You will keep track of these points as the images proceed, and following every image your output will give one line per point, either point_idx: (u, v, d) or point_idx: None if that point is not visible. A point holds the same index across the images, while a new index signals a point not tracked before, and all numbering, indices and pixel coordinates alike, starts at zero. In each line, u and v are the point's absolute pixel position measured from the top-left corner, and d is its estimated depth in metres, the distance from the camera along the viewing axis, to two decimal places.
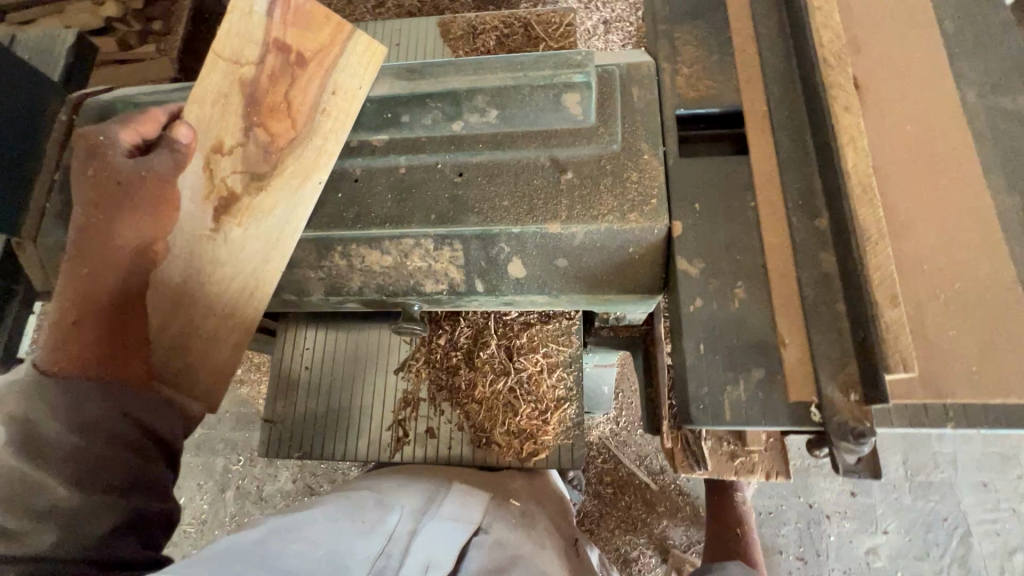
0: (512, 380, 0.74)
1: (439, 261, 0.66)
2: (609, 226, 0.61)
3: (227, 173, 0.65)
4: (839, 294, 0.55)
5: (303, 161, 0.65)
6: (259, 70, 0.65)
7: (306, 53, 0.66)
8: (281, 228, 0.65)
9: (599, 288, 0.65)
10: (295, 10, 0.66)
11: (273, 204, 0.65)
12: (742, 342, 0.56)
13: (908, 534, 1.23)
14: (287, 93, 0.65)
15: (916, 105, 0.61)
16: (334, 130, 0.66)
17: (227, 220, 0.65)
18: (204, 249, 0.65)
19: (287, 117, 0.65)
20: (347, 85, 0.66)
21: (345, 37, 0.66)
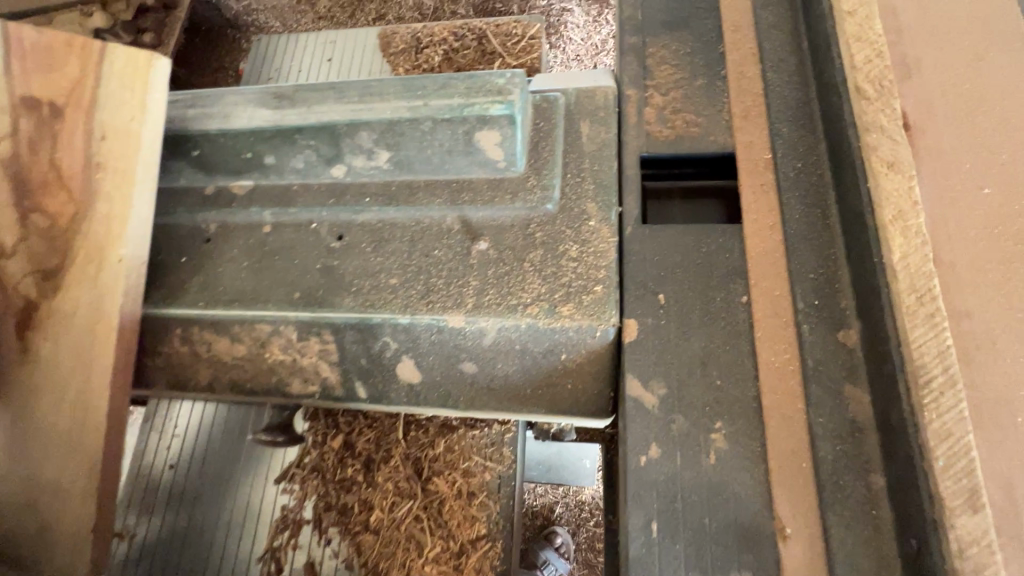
0: (418, 504, 0.56)
1: (306, 355, 0.48)
2: (531, 322, 0.42)
3: (16, 280, 0.47)
4: (875, 459, 0.34)
5: (96, 236, 0.47)
6: (13, 141, 0.47)
7: (58, 98, 0.47)
8: (88, 330, 0.47)
9: (523, 403, 0.45)
10: (23, 44, 0.48)
11: (76, 305, 0.47)
12: (719, 523, 0.36)
13: None
14: (52, 154, 0.47)
15: (998, 157, 0.40)
16: (120, 186, 0.48)
17: (30, 335, 0.47)
18: (12, 385, 0.47)
19: (60, 187, 0.47)
20: (117, 123, 0.48)
21: (98, 58, 0.48)
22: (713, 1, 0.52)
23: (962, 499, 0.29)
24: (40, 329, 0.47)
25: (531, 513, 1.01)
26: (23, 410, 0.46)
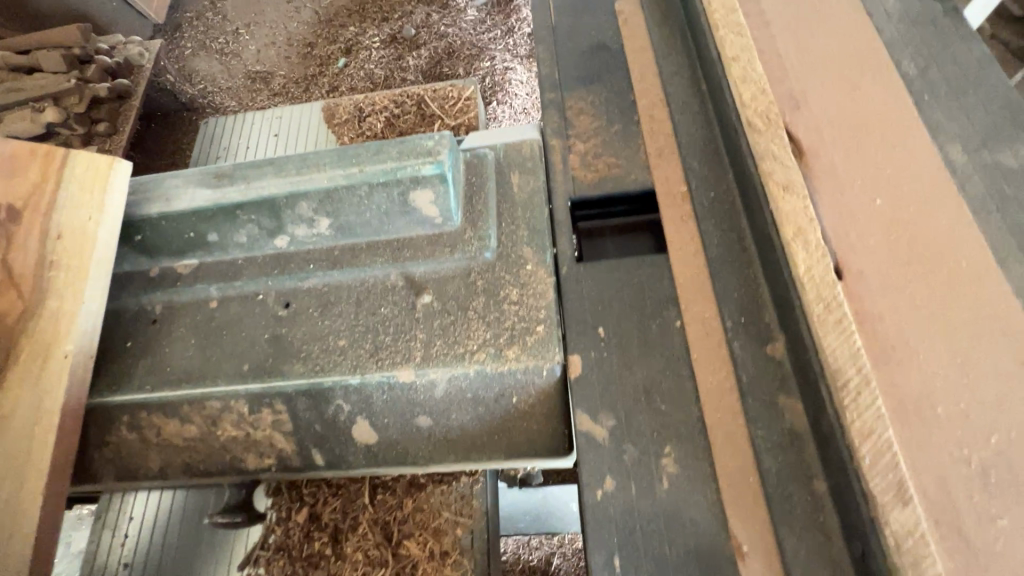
0: (390, 572, 0.54)
1: (259, 428, 0.47)
2: (479, 369, 0.43)
3: None
4: (815, 466, 0.36)
5: (41, 334, 0.47)
6: None
7: (16, 204, 0.49)
8: (31, 430, 0.45)
9: (481, 451, 0.46)
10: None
11: (14, 408, 0.45)
12: (679, 550, 0.36)
13: None
14: (3, 257, 0.48)
15: (884, 171, 0.44)
16: (72, 284, 0.48)
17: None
18: None
19: (9, 287, 0.47)
20: (70, 222, 0.48)
21: (59, 163, 0.50)
22: (622, 56, 0.57)
23: (891, 493, 0.30)
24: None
25: (529, 569, 0.96)
26: None
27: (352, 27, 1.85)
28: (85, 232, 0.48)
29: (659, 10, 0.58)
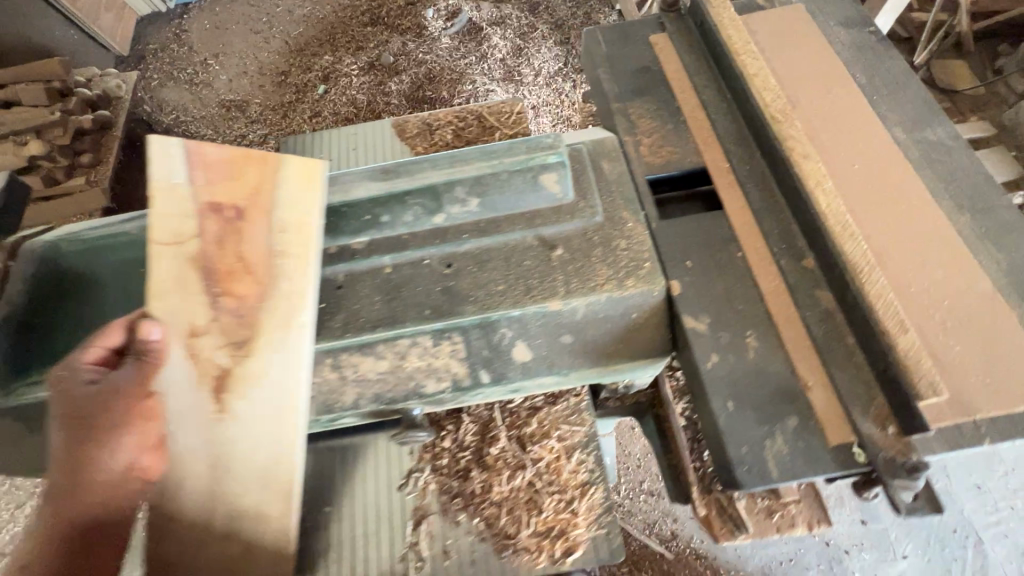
0: (530, 473, 0.69)
1: (439, 357, 0.62)
2: (609, 295, 0.60)
3: (213, 350, 0.59)
4: (846, 329, 0.56)
5: (278, 306, 0.59)
6: (203, 241, 0.60)
7: (242, 205, 0.61)
8: (282, 384, 0.59)
9: (609, 358, 0.63)
10: (207, 161, 0.61)
11: (266, 365, 0.59)
12: (769, 392, 0.55)
13: (927, 556, 1.21)
14: (239, 250, 0.60)
15: (857, 146, 0.67)
16: (299, 268, 0.60)
17: (227, 396, 0.59)
18: (217, 434, 0.59)
19: (248, 274, 0.60)
20: (291, 218, 0.61)
21: (273, 171, 0.62)
22: (662, 74, 0.77)
23: None
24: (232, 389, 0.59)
25: None
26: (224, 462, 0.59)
27: (327, 56, 2.06)
28: (308, 226, 0.61)
29: (684, 41, 0.79)
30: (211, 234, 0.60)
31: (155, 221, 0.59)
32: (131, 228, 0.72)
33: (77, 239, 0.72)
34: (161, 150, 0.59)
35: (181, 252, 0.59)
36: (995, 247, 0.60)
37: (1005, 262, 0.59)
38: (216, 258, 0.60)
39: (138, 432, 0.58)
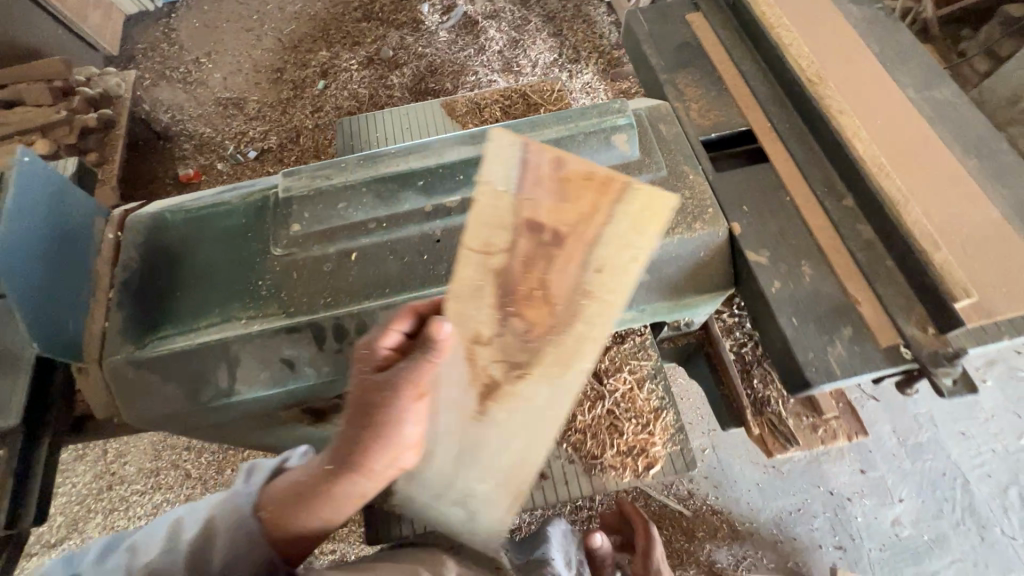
0: (609, 402, 0.78)
1: None
2: (681, 236, 0.69)
3: (489, 362, 0.55)
4: (886, 254, 0.66)
5: (569, 348, 0.54)
6: (511, 255, 0.53)
7: (562, 227, 0.54)
8: (546, 412, 0.55)
9: (681, 292, 0.71)
10: (539, 173, 0.53)
11: (537, 391, 0.54)
12: (826, 309, 0.64)
13: (921, 495, 1.41)
14: (543, 275, 0.54)
15: (882, 99, 0.76)
16: (605, 312, 0.54)
17: (492, 406, 0.55)
18: (475, 440, 0.56)
19: (544, 303, 0.54)
20: (611, 257, 0.54)
21: (613, 199, 0.54)
22: (702, 48, 0.87)
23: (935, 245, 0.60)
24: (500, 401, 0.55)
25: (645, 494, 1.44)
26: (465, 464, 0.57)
27: (324, 51, 2.09)
28: (624, 277, 0.53)
29: (718, 19, 0.89)
30: (521, 251, 0.53)
31: (486, 215, 0.53)
32: (233, 197, 0.77)
33: (181, 209, 0.77)
34: (501, 154, 0.53)
35: (489, 263, 0.53)
36: (1000, 184, 0.71)
37: (1009, 196, 0.70)
38: (512, 281, 0.54)
39: (416, 425, 0.56)
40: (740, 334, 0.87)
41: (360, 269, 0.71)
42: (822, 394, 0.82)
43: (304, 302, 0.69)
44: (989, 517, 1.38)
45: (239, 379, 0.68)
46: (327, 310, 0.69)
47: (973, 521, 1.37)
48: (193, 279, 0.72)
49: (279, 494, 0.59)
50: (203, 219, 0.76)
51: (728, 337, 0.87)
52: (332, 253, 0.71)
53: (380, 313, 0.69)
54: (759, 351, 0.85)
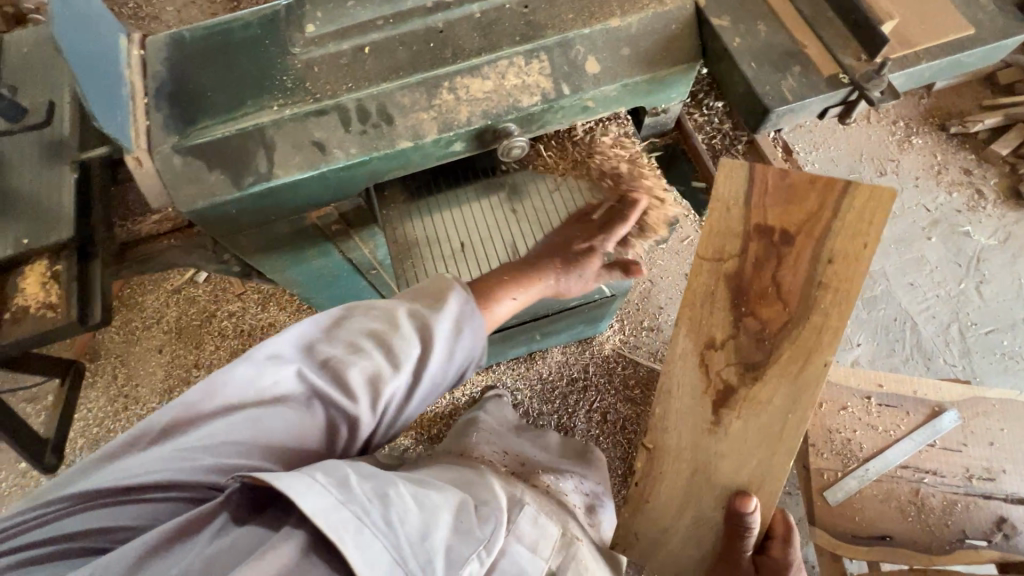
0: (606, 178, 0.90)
1: (531, 75, 0.79)
2: (654, 10, 0.80)
3: (724, 365, 0.88)
4: (826, 6, 0.77)
5: (799, 346, 0.83)
6: (743, 260, 0.82)
7: (792, 229, 0.79)
8: (779, 410, 0.88)
9: (660, 64, 0.81)
10: (778, 184, 0.79)
11: (771, 384, 0.87)
12: (778, 54, 0.76)
13: (878, 334, 2.13)
14: (774, 274, 0.82)
15: None
16: (835, 298, 0.80)
17: (726, 408, 0.90)
18: (708, 434, 0.92)
19: (776, 299, 0.83)
20: (837, 252, 0.78)
21: (841, 190, 0.77)
22: None
23: None
24: (738, 412, 0.90)
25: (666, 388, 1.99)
26: (707, 460, 0.94)
27: None
28: (857, 269, 0.78)
29: None
30: (751, 252, 0.82)
31: (703, 251, 0.84)
32: (244, 15, 0.84)
33: (199, 27, 0.83)
34: (732, 168, 0.79)
35: (720, 268, 0.84)
36: None
37: None
38: (749, 283, 0.83)
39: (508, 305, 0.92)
40: (710, 129, 0.95)
41: (374, 60, 0.79)
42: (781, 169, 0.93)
43: (328, 89, 0.78)
44: (932, 340, 2.12)
45: (277, 164, 0.77)
46: (349, 94, 0.77)
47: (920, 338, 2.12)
48: (220, 82, 0.79)
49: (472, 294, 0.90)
50: (221, 33, 0.82)
51: (699, 131, 0.96)
52: (347, 49, 0.79)
53: (397, 95, 0.78)
54: (728, 139, 0.94)
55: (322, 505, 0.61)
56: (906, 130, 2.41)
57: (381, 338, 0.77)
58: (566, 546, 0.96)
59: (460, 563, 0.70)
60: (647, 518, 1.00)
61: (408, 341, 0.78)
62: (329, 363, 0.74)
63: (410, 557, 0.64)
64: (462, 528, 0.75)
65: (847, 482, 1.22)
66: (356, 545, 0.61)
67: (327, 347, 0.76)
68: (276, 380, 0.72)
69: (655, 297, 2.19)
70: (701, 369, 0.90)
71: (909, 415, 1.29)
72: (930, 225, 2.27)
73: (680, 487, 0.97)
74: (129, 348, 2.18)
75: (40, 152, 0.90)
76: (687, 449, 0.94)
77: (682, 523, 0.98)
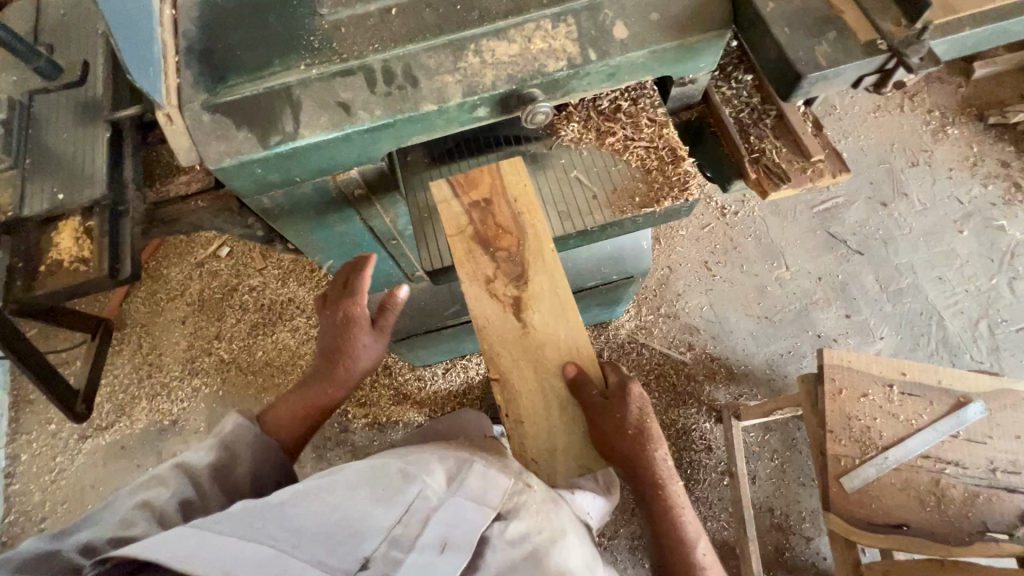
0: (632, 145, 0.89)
1: (557, 39, 0.79)
2: None
3: (503, 288, 0.87)
4: None
5: (535, 245, 0.87)
6: (473, 222, 0.88)
7: (484, 193, 0.89)
8: (555, 285, 0.87)
9: (689, 30, 0.79)
10: (463, 179, 0.90)
11: (541, 282, 0.87)
12: (813, 19, 0.74)
13: (902, 328, 2.08)
14: (497, 218, 0.89)
15: None
16: (532, 200, 0.88)
17: (525, 314, 0.86)
18: (511, 341, 0.85)
19: (508, 230, 0.88)
20: (519, 188, 0.89)
21: (494, 167, 0.90)
22: None
23: None
24: (531, 309, 0.86)
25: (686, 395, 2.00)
26: (534, 363, 0.85)
27: None
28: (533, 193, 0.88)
29: None
30: (472, 219, 0.88)
31: (449, 229, 0.88)
32: None
33: None
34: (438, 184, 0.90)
35: (464, 233, 0.88)
36: None
37: None
38: (481, 228, 0.88)
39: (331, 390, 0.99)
40: (738, 103, 0.96)
41: (401, 21, 0.79)
42: (810, 142, 0.93)
43: (355, 49, 0.78)
44: (958, 335, 2.07)
45: (303, 123, 0.77)
46: (376, 55, 0.78)
47: (945, 332, 2.07)
48: (249, 41, 0.80)
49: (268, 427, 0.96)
50: None
51: (726, 103, 0.96)
52: (374, 10, 0.79)
53: (423, 57, 0.78)
54: (756, 114, 0.95)
55: (186, 533, 0.62)
56: (941, 119, 2.33)
57: (152, 503, 0.74)
58: (521, 489, 0.77)
59: (364, 537, 0.67)
60: (534, 445, 0.84)
61: (184, 488, 0.79)
62: (97, 546, 0.67)
63: (297, 541, 0.64)
64: (380, 495, 0.72)
65: (865, 469, 1.20)
66: (221, 549, 0.61)
67: (86, 533, 0.68)
68: (54, 565, 0.63)
69: (673, 284, 2.17)
70: (489, 296, 0.87)
71: (932, 405, 1.26)
72: (962, 218, 2.20)
73: (531, 419, 0.84)
74: (154, 318, 2.23)
75: (75, 113, 0.92)
76: (505, 364, 0.85)
77: (559, 436, 0.84)
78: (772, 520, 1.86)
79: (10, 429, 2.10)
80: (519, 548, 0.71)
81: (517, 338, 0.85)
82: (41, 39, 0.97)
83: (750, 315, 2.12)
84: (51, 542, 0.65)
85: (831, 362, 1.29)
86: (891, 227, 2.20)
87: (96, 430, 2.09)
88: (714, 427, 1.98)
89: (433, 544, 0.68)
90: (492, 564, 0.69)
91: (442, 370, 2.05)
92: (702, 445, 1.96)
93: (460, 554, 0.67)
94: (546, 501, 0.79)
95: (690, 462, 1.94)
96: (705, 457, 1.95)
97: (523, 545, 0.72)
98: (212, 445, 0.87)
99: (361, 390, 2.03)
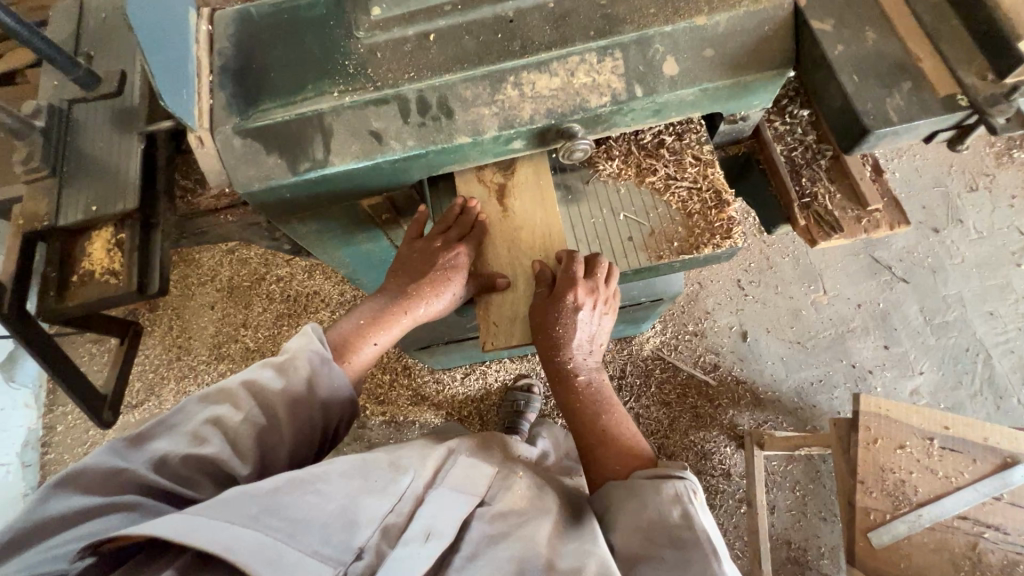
0: (678, 185, 0.84)
1: (602, 74, 0.74)
2: (746, 9, 0.72)
3: (491, 174, 0.86)
4: (951, 14, 0.68)
5: None
6: None
7: None
8: (540, 175, 0.84)
9: (743, 69, 0.73)
10: None
11: (522, 171, 0.85)
12: (887, 67, 0.67)
13: (944, 363, 1.98)
14: None
15: None
16: None
17: (509, 200, 0.84)
18: (492, 217, 0.84)
19: None
20: None
21: None
22: None
23: None
24: (513, 196, 0.84)
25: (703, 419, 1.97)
26: (510, 242, 0.83)
27: None
28: None
29: None
30: None
31: None
32: None
33: (266, 3, 0.82)
34: None
35: None
36: None
37: None
38: None
39: (386, 334, 0.94)
40: (792, 140, 0.89)
41: (439, 48, 0.75)
42: (867, 190, 0.86)
43: (390, 77, 0.75)
44: (1006, 375, 1.95)
45: (333, 151, 0.75)
46: (411, 84, 0.75)
47: (990, 371, 1.96)
48: (283, 60, 0.78)
49: (334, 346, 0.92)
50: (287, 10, 0.80)
51: (778, 142, 0.88)
52: (411, 35, 0.76)
53: (460, 87, 0.74)
54: (811, 153, 0.88)
55: (188, 518, 0.60)
56: (1007, 142, 2.17)
57: (223, 419, 0.75)
58: (507, 482, 0.84)
59: (358, 526, 0.68)
60: (498, 311, 0.82)
61: (258, 414, 0.78)
62: (168, 457, 0.70)
63: (294, 531, 0.63)
64: (371, 486, 0.73)
65: (896, 526, 1.14)
66: (218, 534, 0.59)
67: (164, 441, 0.72)
68: (100, 481, 0.67)
69: (702, 301, 2.10)
70: (478, 183, 0.86)
71: (975, 463, 1.18)
72: (1022, 250, 2.06)
73: (495, 289, 0.82)
74: (185, 302, 2.28)
75: (111, 122, 0.92)
76: (477, 243, 0.84)
77: (521, 311, 0.82)
78: (789, 553, 1.81)
79: (48, 401, 2.19)
80: (497, 528, 0.75)
81: (497, 222, 0.83)
82: (81, 45, 0.97)
83: (781, 338, 2.04)
84: (122, 454, 0.70)
85: (867, 409, 1.23)
86: (942, 255, 2.08)
87: (125, 409, 2.16)
88: (735, 452, 1.93)
89: (418, 534, 0.70)
90: (470, 544, 0.73)
91: (461, 374, 2.05)
92: (721, 471, 1.91)
93: (444, 539, 0.70)
94: (530, 492, 0.84)
95: (707, 487, 1.90)
96: (723, 483, 1.90)
97: (501, 525, 0.76)
98: (283, 368, 0.84)
99: (380, 389, 2.04)
